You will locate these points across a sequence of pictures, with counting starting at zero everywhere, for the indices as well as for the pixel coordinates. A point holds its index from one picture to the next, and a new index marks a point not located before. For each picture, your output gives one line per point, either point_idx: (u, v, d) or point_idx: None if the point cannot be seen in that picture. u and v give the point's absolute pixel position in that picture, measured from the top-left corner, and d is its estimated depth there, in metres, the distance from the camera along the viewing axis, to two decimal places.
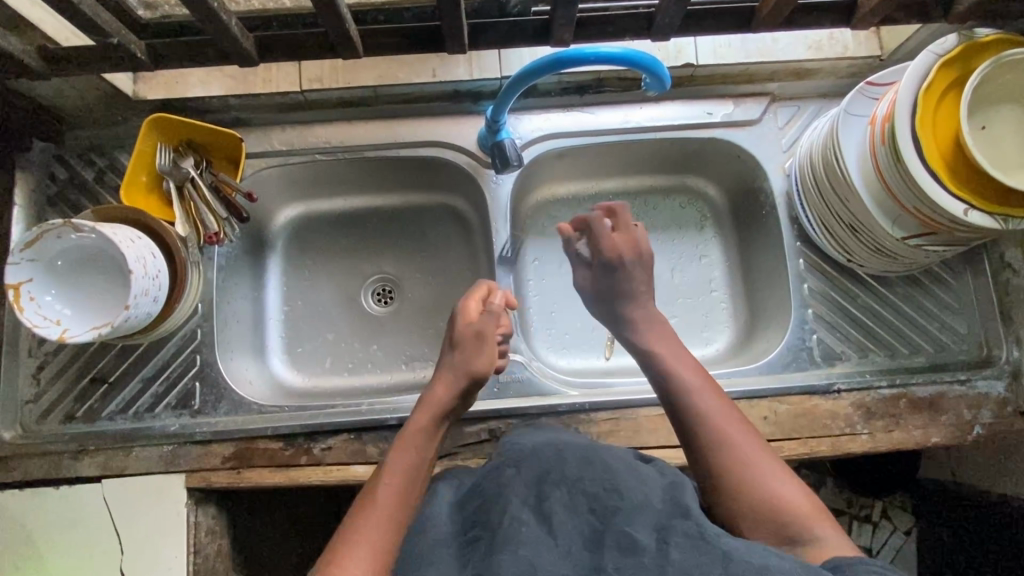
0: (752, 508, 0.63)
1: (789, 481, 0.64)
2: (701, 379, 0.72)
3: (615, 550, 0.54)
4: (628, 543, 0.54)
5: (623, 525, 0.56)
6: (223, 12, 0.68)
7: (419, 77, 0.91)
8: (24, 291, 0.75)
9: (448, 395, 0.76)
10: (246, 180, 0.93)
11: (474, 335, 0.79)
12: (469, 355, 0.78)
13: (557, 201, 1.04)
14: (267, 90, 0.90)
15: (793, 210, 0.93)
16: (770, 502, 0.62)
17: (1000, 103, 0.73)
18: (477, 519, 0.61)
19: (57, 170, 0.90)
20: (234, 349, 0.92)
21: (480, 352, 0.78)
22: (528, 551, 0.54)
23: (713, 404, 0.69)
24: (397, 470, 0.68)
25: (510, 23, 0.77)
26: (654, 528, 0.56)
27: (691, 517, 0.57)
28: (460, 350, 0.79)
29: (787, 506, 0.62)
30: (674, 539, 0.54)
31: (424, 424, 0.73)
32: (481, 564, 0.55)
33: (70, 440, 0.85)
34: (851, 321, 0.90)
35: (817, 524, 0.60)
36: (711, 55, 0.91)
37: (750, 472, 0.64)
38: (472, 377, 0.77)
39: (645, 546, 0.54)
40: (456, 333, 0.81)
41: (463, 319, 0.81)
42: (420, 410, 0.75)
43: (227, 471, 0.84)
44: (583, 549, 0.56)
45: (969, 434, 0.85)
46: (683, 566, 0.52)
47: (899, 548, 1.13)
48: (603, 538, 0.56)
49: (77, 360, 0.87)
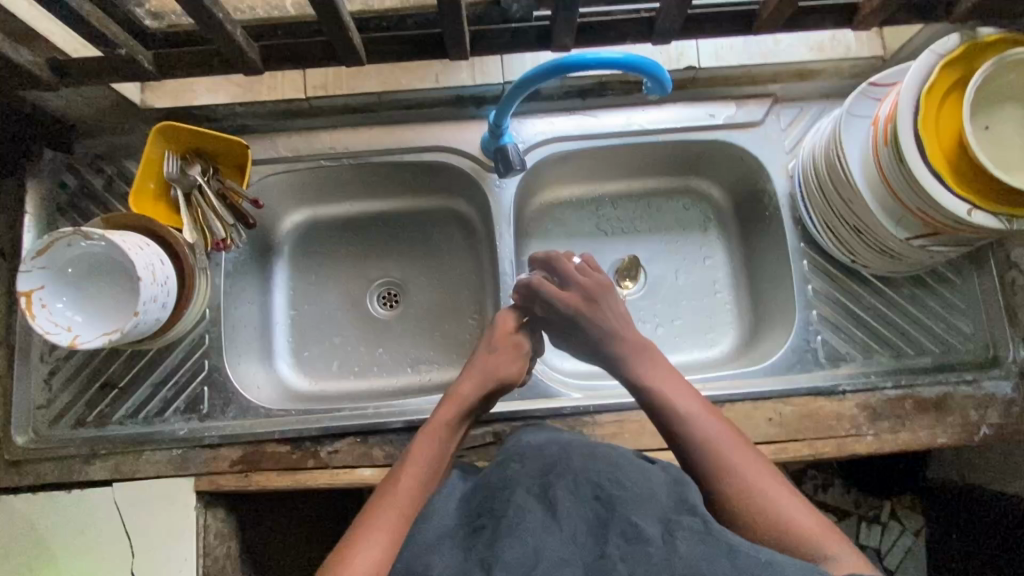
0: (765, 533, 0.62)
1: (795, 501, 0.64)
2: (700, 407, 0.72)
3: (620, 538, 0.54)
4: (633, 533, 0.54)
5: (628, 514, 0.56)
6: (228, 22, 0.69)
7: (421, 82, 0.93)
8: (37, 297, 0.76)
9: (475, 395, 0.77)
10: (253, 186, 0.94)
11: (512, 342, 0.82)
12: (501, 357, 0.80)
13: (560, 204, 1.04)
14: (272, 97, 0.92)
15: (796, 211, 0.93)
16: (781, 526, 0.62)
17: (1005, 101, 0.73)
18: (481, 511, 0.60)
19: (68, 178, 0.92)
20: (242, 354, 0.93)
21: (513, 362, 0.81)
22: (532, 539, 0.54)
23: (713, 432, 0.69)
24: (417, 463, 0.69)
25: (511, 29, 0.78)
26: (660, 520, 0.56)
27: (698, 514, 0.57)
28: (493, 354, 0.80)
29: (798, 528, 0.62)
30: (680, 532, 0.54)
31: (448, 421, 0.74)
32: (484, 551, 0.54)
33: (81, 445, 0.86)
34: (855, 321, 0.90)
35: (829, 542, 0.61)
36: (713, 57, 0.92)
37: (759, 496, 0.64)
38: (500, 381, 0.79)
39: (651, 539, 0.54)
40: (489, 337, 0.82)
41: (500, 326, 0.83)
42: (445, 406, 0.76)
43: (235, 474, 0.85)
44: (587, 536, 0.56)
45: (976, 435, 0.85)
46: (690, 558, 0.52)
47: (907, 549, 1.14)
48: (608, 525, 0.56)
49: (88, 365, 0.89)
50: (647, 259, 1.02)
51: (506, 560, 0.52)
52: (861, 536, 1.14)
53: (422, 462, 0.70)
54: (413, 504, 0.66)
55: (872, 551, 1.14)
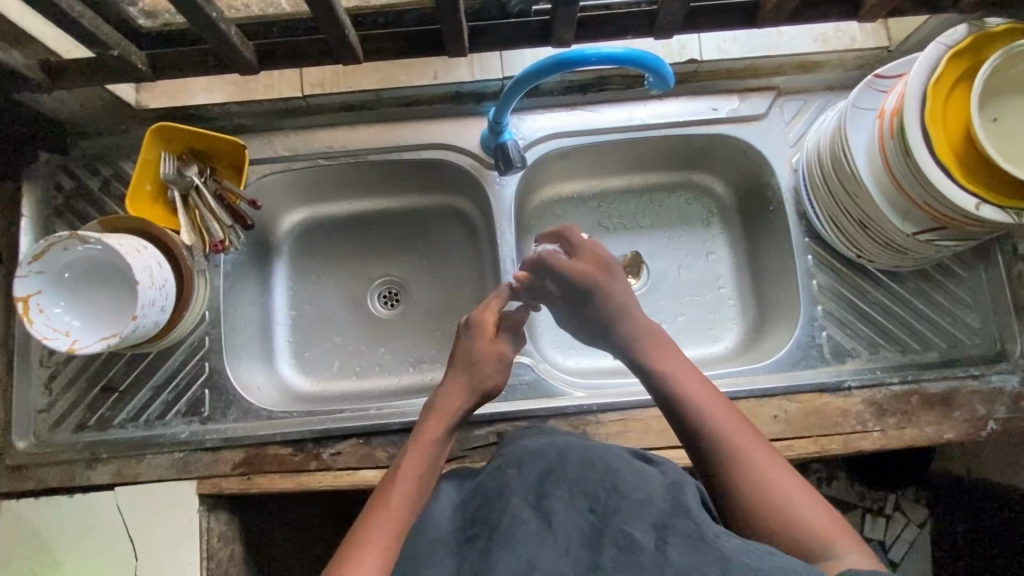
0: (781, 532, 0.60)
1: (810, 499, 0.61)
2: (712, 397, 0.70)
3: (613, 549, 0.53)
4: (626, 542, 0.53)
5: (622, 524, 0.55)
6: (222, 21, 0.68)
7: (419, 79, 0.92)
8: (34, 302, 0.76)
9: (461, 409, 0.76)
10: (251, 186, 0.93)
11: (498, 354, 0.79)
12: (488, 367, 0.78)
13: (561, 200, 1.03)
14: (268, 96, 0.91)
15: (801, 205, 0.92)
16: (801, 527, 0.60)
17: (1012, 93, 0.71)
18: (478, 517, 0.61)
19: (63, 180, 0.91)
20: (243, 355, 0.93)
21: (498, 373, 0.79)
22: (526, 549, 0.54)
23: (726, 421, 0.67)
24: (410, 476, 0.67)
25: (510, 25, 0.76)
26: (654, 527, 0.55)
27: (692, 517, 0.56)
28: (476, 365, 0.77)
29: (811, 528, 0.59)
30: (673, 539, 0.53)
31: (438, 435, 0.72)
32: (478, 562, 0.55)
33: (82, 449, 0.86)
34: (861, 316, 0.89)
35: (840, 542, 0.58)
36: (715, 50, 0.90)
37: (774, 497, 0.61)
38: (484, 394, 0.78)
39: (643, 547, 0.53)
40: (472, 348, 0.78)
41: (483, 332, 0.80)
42: (433, 420, 0.74)
43: (237, 477, 0.84)
44: (581, 547, 0.55)
45: (983, 430, 0.84)
46: (679, 566, 0.51)
47: (913, 540, 1.12)
48: (602, 536, 0.55)
49: (88, 369, 0.88)
50: (650, 255, 1.01)
51: (499, 571, 0.53)
52: (864, 529, 1.12)
53: (414, 478, 0.68)
54: (406, 519, 0.64)
55: (877, 544, 1.11)
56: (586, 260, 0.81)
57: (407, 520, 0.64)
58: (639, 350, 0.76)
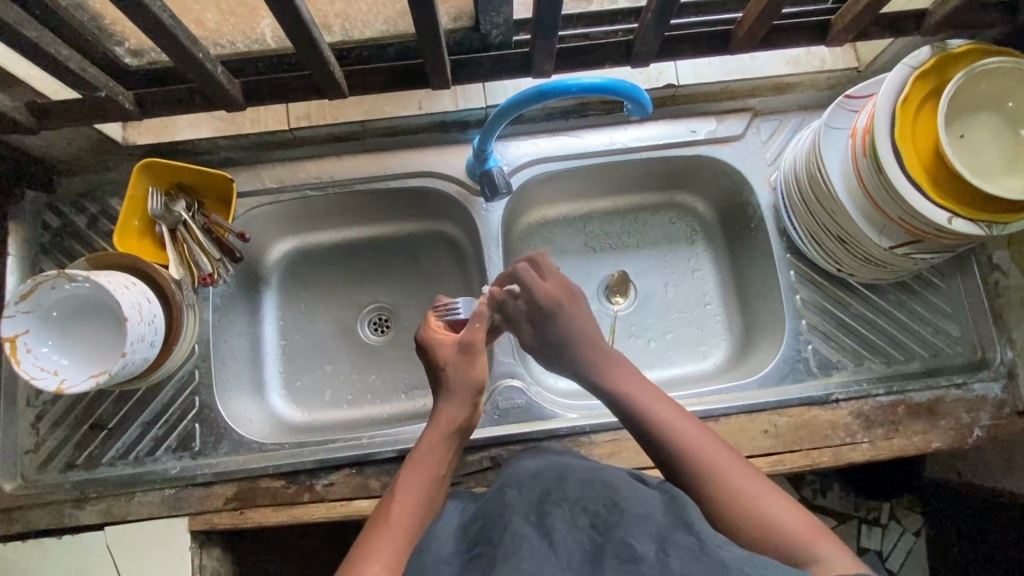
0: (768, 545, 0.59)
1: (780, 501, 0.62)
2: (674, 412, 0.71)
3: (615, 561, 0.53)
4: (628, 554, 0.53)
5: (623, 536, 0.55)
6: (209, 61, 0.70)
7: (405, 109, 0.94)
8: (21, 342, 0.75)
9: (459, 414, 0.74)
10: (239, 219, 0.94)
11: (458, 350, 0.78)
12: (462, 364, 0.77)
13: (547, 222, 1.05)
14: (255, 129, 0.93)
15: (781, 222, 0.94)
16: (774, 528, 0.60)
17: (977, 110, 0.74)
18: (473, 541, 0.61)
19: (50, 218, 0.91)
20: (234, 388, 0.93)
21: (468, 364, 0.77)
22: (529, 564, 0.52)
23: (691, 436, 0.68)
24: (411, 488, 0.67)
25: (491, 57, 0.78)
26: (655, 540, 0.55)
27: (693, 532, 0.55)
28: (449, 370, 0.77)
29: (784, 529, 0.59)
30: (674, 551, 0.53)
31: (434, 446, 0.72)
32: None
33: (70, 489, 0.85)
34: (846, 329, 0.91)
35: (827, 547, 0.57)
36: (691, 75, 0.94)
37: (748, 503, 0.62)
38: (474, 391, 0.76)
39: (644, 557, 0.52)
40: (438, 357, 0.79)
41: (439, 341, 0.79)
42: (431, 433, 0.74)
43: (229, 511, 0.84)
44: (584, 561, 0.54)
45: (969, 437, 0.85)
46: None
47: (909, 550, 1.12)
48: (603, 549, 0.54)
49: (75, 408, 0.87)
50: (636, 274, 1.03)
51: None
52: (862, 540, 1.13)
53: (417, 489, 0.67)
54: (412, 529, 0.63)
55: (874, 554, 1.12)
56: (552, 284, 0.82)
57: (414, 528, 0.64)
58: (599, 376, 0.77)
